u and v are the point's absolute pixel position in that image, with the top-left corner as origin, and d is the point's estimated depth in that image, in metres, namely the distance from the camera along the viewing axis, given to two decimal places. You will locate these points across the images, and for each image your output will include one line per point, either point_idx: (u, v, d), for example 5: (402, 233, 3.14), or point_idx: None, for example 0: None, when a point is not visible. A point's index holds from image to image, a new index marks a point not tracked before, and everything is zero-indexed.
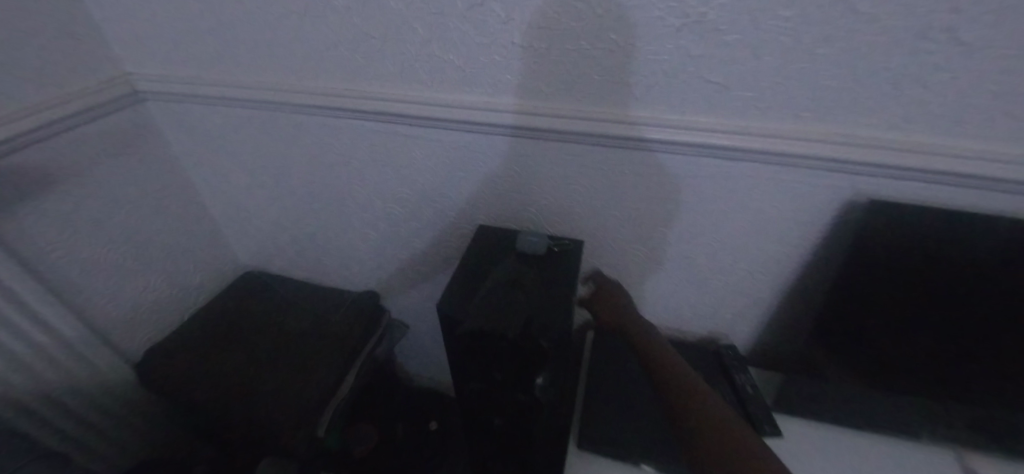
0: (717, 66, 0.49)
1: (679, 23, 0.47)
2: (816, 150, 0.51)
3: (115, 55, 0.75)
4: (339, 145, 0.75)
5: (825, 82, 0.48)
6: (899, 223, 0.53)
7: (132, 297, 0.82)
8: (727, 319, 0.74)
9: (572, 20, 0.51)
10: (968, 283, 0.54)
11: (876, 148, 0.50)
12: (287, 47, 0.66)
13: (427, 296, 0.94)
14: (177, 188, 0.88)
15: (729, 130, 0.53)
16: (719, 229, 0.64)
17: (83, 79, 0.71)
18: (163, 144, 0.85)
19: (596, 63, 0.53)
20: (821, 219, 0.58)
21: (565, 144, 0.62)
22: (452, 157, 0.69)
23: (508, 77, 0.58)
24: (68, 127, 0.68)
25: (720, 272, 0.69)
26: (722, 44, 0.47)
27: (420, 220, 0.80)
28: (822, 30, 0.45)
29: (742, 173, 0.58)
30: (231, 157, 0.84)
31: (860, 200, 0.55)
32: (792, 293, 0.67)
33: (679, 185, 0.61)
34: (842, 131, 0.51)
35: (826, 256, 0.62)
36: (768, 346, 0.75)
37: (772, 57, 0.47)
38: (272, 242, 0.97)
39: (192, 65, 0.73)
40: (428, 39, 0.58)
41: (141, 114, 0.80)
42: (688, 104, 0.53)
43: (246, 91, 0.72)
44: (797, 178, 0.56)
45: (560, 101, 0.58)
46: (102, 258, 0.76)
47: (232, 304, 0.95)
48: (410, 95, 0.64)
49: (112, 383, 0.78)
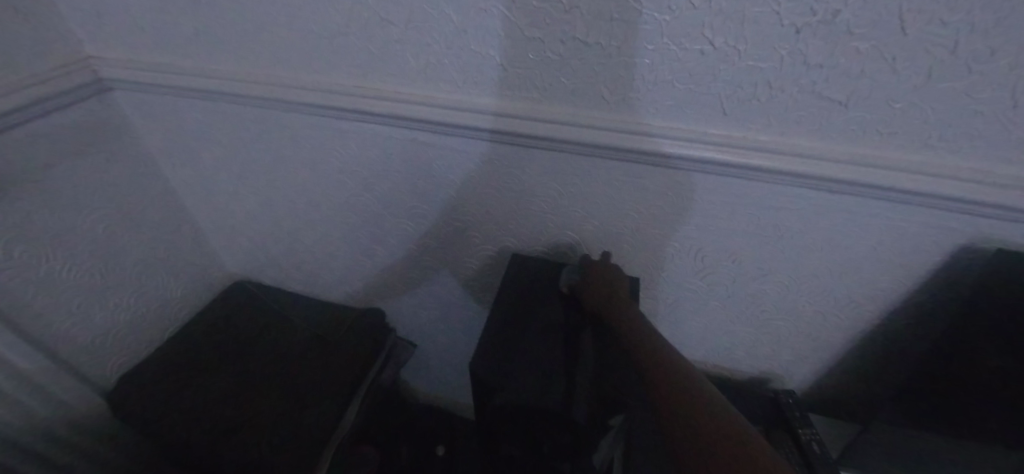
0: (839, 80, 0.39)
1: (800, 22, 0.37)
2: (947, 189, 0.41)
3: (74, 33, 0.63)
4: (344, 150, 0.64)
5: (974, 106, 0.38)
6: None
7: (104, 316, 0.71)
8: (787, 362, 0.65)
9: (656, 13, 0.40)
10: None
11: (1020, 189, 0.40)
12: (284, 32, 0.54)
13: (439, 317, 0.84)
14: (154, 190, 0.77)
15: (839, 158, 0.43)
16: (796, 268, 0.55)
17: (32, 63, 0.58)
18: (136, 139, 0.73)
19: (677, 69, 0.42)
20: (926, 264, 0.49)
21: (620, 164, 0.51)
22: (480, 172, 0.58)
23: (561, 80, 0.47)
24: (16, 121, 0.55)
25: (787, 313, 0.60)
26: (851, 52, 0.37)
27: (436, 238, 0.70)
28: (989, 41, 0.35)
29: (837, 209, 0.48)
30: (216, 158, 0.72)
31: (979, 246, 0.46)
32: (869, 340, 0.59)
33: (755, 217, 0.51)
34: (980, 168, 0.41)
35: (922, 305, 0.53)
36: (827, 390, 0.67)
37: (915, 72, 0.37)
38: (263, 252, 0.86)
39: (167, 50, 0.61)
40: (463, 30, 0.47)
41: (108, 104, 0.68)
42: (787, 125, 0.43)
43: (234, 84, 0.60)
44: (907, 218, 0.46)
45: (623, 113, 0.47)
46: (66, 276, 0.65)
47: (219, 321, 0.84)
48: (436, 97, 0.53)
49: (80, 419, 0.68)
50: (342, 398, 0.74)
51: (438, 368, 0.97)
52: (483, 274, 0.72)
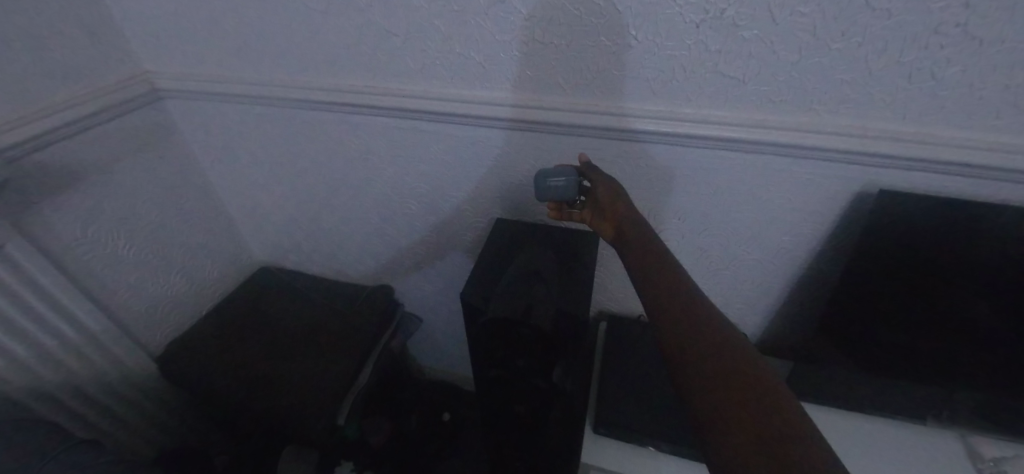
0: (735, 61, 0.51)
1: (698, 19, 0.49)
2: (831, 142, 0.52)
3: (134, 53, 0.76)
4: (357, 141, 0.76)
5: (840, 76, 0.49)
6: (919, 214, 0.53)
7: (155, 290, 0.84)
8: (740, 309, 0.76)
9: (594, 17, 0.52)
10: (946, 254, 0.54)
11: (889, 139, 0.51)
12: (307, 45, 0.67)
13: (441, 290, 0.95)
14: (195, 183, 0.90)
15: (743, 123, 0.55)
16: (732, 221, 0.66)
17: (102, 77, 0.72)
18: (181, 140, 0.86)
19: (615, 58, 0.55)
20: (834, 210, 0.60)
21: (580, 138, 0.63)
22: (469, 153, 0.70)
23: (528, 72, 0.59)
24: (92, 124, 0.69)
25: (733, 264, 0.70)
26: (740, 39, 0.50)
27: (435, 216, 0.81)
28: (838, 25, 0.46)
29: (756, 167, 0.59)
30: (248, 153, 0.85)
31: (872, 191, 0.57)
32: (803, 283, 0.69)
33: (693, 177, 0.63)
34: (853, 125, 0.52)
35: (840, 248, 0.63)
36: (778, 335, 0.77)
37: (790, 51, 0.49)
38: (287, 238, 0.98)
39: (211, 63, 0.74)
40: (449, 36, 0.59)
41: (159, 111, 0.81)
42: (702, 98, 0.55)
43: (264, 88, 0.73)
44: (811, 170, 0.57)
45: (579, 96, 0.59)
46: (125, 253, 0.78)
47: (250, 296, 0.96)
48: (429, 90, 0.65)
49: (137, 376, 0.80)
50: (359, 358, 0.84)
51: (442, 342, 1.07)
52: (477, 246, 0.83)
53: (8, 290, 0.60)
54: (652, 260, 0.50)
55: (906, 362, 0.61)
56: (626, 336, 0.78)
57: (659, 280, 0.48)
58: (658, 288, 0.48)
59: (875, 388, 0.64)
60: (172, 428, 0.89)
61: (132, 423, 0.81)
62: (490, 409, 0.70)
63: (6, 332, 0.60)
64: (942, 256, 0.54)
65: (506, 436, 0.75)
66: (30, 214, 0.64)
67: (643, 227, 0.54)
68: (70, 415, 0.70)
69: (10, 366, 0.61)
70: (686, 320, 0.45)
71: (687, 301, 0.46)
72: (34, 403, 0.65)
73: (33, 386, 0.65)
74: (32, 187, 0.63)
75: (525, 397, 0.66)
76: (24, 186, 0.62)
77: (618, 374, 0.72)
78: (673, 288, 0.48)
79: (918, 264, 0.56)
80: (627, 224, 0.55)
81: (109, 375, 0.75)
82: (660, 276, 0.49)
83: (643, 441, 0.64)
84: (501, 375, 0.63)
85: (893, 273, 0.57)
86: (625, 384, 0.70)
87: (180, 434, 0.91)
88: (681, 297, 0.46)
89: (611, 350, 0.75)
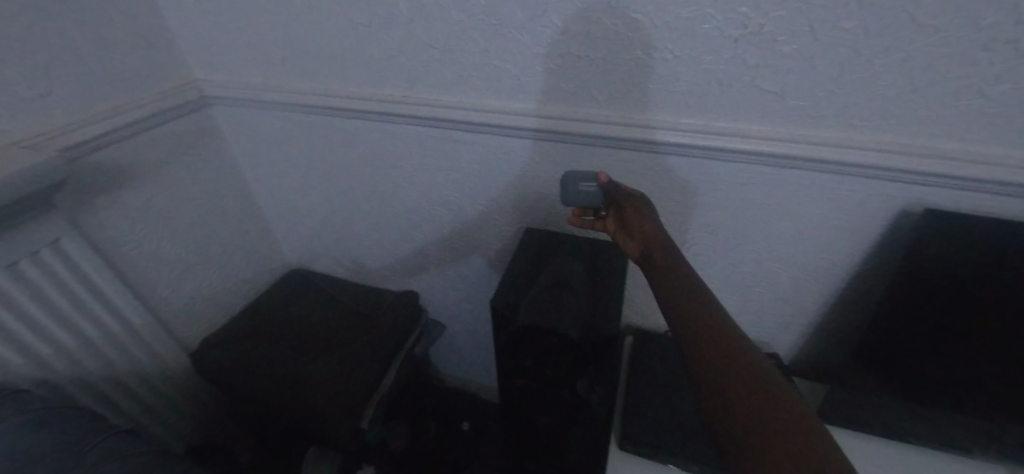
0: (773, 76, 0.51)
1: (736, 34, 0.50)
2: (871, 159, 0.52)
3: (186, 62, 0.81)
4: (391, 148, 0.78)
5: (883, 92, 0.49)
6: (969, 235, 0.51)
7: (193, 288, 0.87)
8: (771, 327, 0.74)
9: (631, 32, 0.53)
10: (996, 281, 0.51)
11: (935, 157, 0.50)
12: (348, 56, 0.70)
13: (465, 298, 0.96)
14: (234, 187, 0.93)
15: (780, 138, 0.55)
16: (765, 237, 0.65)
17: (156, 84, 0.76)
18: (224, 145, 0.90)
19: (650, 73, 0.56)
20: (873, 228, 0.58)
21: (612, 150, 0.64)
22: (499, 162, 0.72)
23: (562, 85, 0.60)
24: (146, 127, 0.73)
25: (765, 280, 0.69)
26: (780, 54, 0.50)
27: (463, 223, 0.82)
28: (882, 40, 0.46)
29: (792, 182, 0.58)
30: (285, 159, 0.88)
31: (915, 210, 0.55)
32: (839, 303, 0.67)
33: (725, 192, 0.62)
34: (896, 142, 0.51)
35: (880, 268, 0.61)
36: (810, 356, 0.75)
37: (830, 67, 0.49)
38: (318, 242, 1.01)
39: (256, 72, 0.78)
40: (486, 49, 0.61)
41: (206, 117, 0.85)
42: (738, 112, 0.55)
43: (305, 96, 0.76)
44: (850, 187, 0.56)
45: (613, 108, 0.60)
46: (168, 251, 0.81)
47: (279, 296, 0.99)
48: (464, 101, 0.67)
49: (171, 372, 0.83)
50: (383, 361, 0.84)
51: (464, 350, 1.08)
52: (503, 255, 0.84)
53: (60, 282, 0.63)
54: (682, 277, 0.49)
55: (955, 394, 0.57)
56: (653, 351, 0.77)
57: (691, 298, 0.47)
58: (694, 305, 0.47)
59: (920, 419, 0.61)
60: (200, 422, 0.91)
61: (164, 416, 0.83)
62: (515, 419, 0.70)
63: (57, 322, 0.63)
64: (993, 282, 0.51)
65: (528, 446, 0.75)
66: (85, 211, 0.67)
67: (665, 243, 0.54)
68: (110, 407, 0.73)
69: (59, 355, 0.64)
70: (719, 340, 0.44)
71: (722, 322, 0.45)
72: (79, 393, 0.68)
73: (78, 376, 0.67)
74: (89, 186, 0.67)
75: (549, 408, 0.65)
76: (82, 184, 0.66)
77: (643, 391, 0.70)
78: (708, 306, 0.47)
79: (965, 290, 0.53)
80: (652, 241, 0.55)
81: (147, 368, 0.78)
82: (693, 292, 0.48)
83: (671, 462, 0.63)
84: (527, 385, 0.62)
85: (939, 298, 0.54)
86: (652, 401, 0.68)
87: (207, 429, 0.93)
88: (715, 319, 0.45)
89: (638, 366, 0.74)
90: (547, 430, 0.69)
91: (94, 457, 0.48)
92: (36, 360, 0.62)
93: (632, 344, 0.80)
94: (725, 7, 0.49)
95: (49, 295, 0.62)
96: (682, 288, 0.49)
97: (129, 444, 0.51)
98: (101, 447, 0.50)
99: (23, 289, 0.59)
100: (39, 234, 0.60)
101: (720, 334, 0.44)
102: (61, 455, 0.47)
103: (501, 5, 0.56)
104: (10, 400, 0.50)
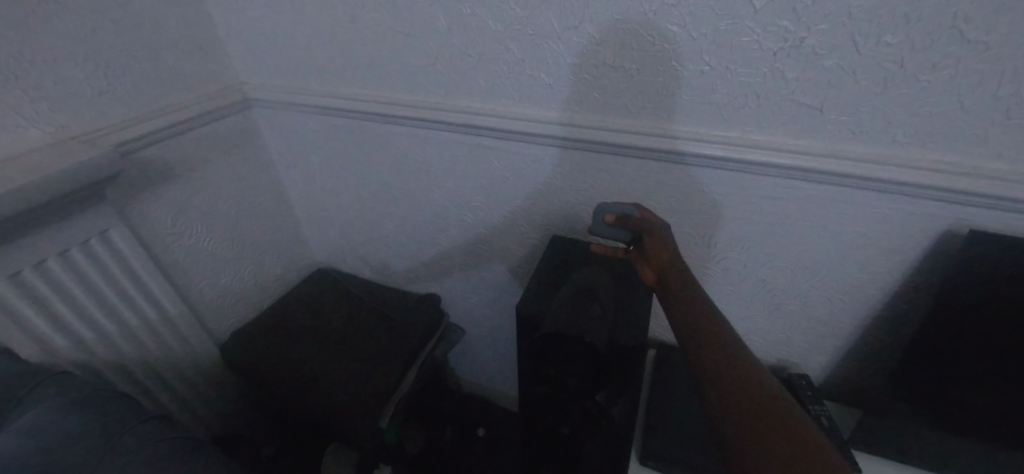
0: (813, 89, 0.51)
1: (775, 47, 0.50)
2: (913, 177, 0.50)
3: (232, 66, 0.85)
4: (423, 153, 0.80)
5: (929, 108, 0.48)
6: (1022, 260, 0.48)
7: (227, 283, 0.91)
8: (800, 346, 0.72)
9: (667, 43, 0.54)
10: None
11: (983, 177, 0.48)
12: (386, 62, 0.72)
13: (486, 302, 0.96)
14: (270, 185, 0.97)
15: (817, 154, 0.54)
16: (798, 254, 0.63)
17: (205, 86, 0.80)
18: (263, 146, 0.93)
19: (684, 84, 0.56)
20: (915, 249, 0.56)
21: (642, 161, 0.64)
22: (528, 169, 0.72)
23: (595, 95, 0.61)
24: (192, 126, 0.77)
25: (797, 299, 0.67)
26: (819, 68, 0.49)
27: (489, 229, 0.83)
28: (928, 56, 0.45)
29: (828, 198, 0.57)
30: (320, 160, 0.92)
31: (961, 230, 0.53)
32: (875, 326, 0.64)
33: (757, 206, 0.61)
34: (942, 160, 0.50)
35: (921, 291, 0.59)
36: (844, 379, 0.72)
37: (873, 82, 0.48)
38: (346, 241, 1.04)
39: (297, 77, 0.81)
40: (520, 57, 0.62)
41: (248, 118, 0.89)
42: (774, 125, 0.55)
43: (342, 100, 0.78)
44: (892, 205, 0.54)
45: (645, 118, 0.60)
46: (205, 244, 0.84)
47: (306, 293, 1.01)
48: (496, 109, 0.68)
49: (202, 362, 0.85)
50: (406, 360, 0.85)
51: (484, 356, 1.08)
52: (528, 261, 0.84)
53: (105, 268, 0.66)
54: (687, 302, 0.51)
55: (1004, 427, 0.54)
56: (677, 365, 0.75)
57: (692, 324, 0.49)
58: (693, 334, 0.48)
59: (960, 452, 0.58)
60: (226, 412, 0.93)
61: (193, 404, 0.85)
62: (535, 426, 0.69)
63: (101, 309, 0.67)
64: None
65: (548, 453, 0.74)
66: (133, 202, 0.71)
67: (681, 264, 0.55)
68: (144, 392, 0.75)
69: (100, 338, 0.67)
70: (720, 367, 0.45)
71: (721, 347, 0.46)
72: (114, 377, 0.70)
73: (116, 360, 0.70)
74: (138, 180, 0.71)
75: (571, 417, 0.64)
76: (131, 178, 0.70)
77: (669, 407, 0.69)
78: (710, 333, 0.47)
79: (1002, 316, 0.50)
80: (669, 267, 0.55)
81: (179, 356, 0.81)
82: (699, 313, 0.49)
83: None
84: (549, 393, 0.62)
85: (980, 325, 0.52)
86: (678, 417, 0.67)
87: (231, 420, 0.95)
88: (711, 344, 0.47)
89: (661, 380, 0.73)
90: (569, 439, 0.69)
91: (128, 440, 0.49)
92: (79, 343, 0.65)
93: (656, 358, 0.78)
94: (763, 19, 0.49)
95: (95, 281, 0.65)
96: (697, 312, 0.49)
97: (160, 430, 0.52)
98: (135, 430, 0.51)
99: (71, 274, 0.62)
100: (92, 223, 0.63)
101: (720, 356, 0.45)
102: (99, 436, 0.48)
103: (538, 14, 0.58)
104: (55, 381, 0.52)
